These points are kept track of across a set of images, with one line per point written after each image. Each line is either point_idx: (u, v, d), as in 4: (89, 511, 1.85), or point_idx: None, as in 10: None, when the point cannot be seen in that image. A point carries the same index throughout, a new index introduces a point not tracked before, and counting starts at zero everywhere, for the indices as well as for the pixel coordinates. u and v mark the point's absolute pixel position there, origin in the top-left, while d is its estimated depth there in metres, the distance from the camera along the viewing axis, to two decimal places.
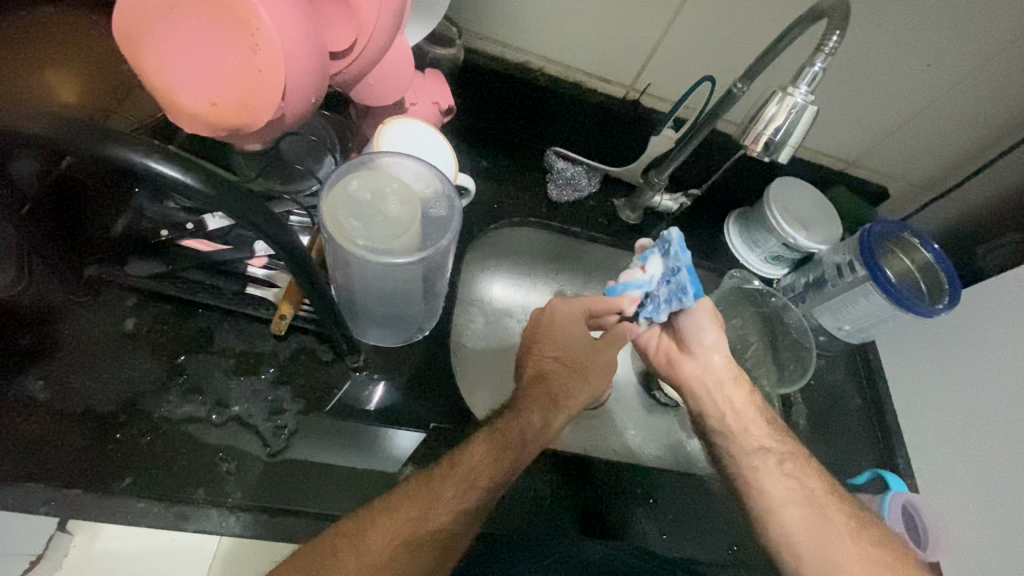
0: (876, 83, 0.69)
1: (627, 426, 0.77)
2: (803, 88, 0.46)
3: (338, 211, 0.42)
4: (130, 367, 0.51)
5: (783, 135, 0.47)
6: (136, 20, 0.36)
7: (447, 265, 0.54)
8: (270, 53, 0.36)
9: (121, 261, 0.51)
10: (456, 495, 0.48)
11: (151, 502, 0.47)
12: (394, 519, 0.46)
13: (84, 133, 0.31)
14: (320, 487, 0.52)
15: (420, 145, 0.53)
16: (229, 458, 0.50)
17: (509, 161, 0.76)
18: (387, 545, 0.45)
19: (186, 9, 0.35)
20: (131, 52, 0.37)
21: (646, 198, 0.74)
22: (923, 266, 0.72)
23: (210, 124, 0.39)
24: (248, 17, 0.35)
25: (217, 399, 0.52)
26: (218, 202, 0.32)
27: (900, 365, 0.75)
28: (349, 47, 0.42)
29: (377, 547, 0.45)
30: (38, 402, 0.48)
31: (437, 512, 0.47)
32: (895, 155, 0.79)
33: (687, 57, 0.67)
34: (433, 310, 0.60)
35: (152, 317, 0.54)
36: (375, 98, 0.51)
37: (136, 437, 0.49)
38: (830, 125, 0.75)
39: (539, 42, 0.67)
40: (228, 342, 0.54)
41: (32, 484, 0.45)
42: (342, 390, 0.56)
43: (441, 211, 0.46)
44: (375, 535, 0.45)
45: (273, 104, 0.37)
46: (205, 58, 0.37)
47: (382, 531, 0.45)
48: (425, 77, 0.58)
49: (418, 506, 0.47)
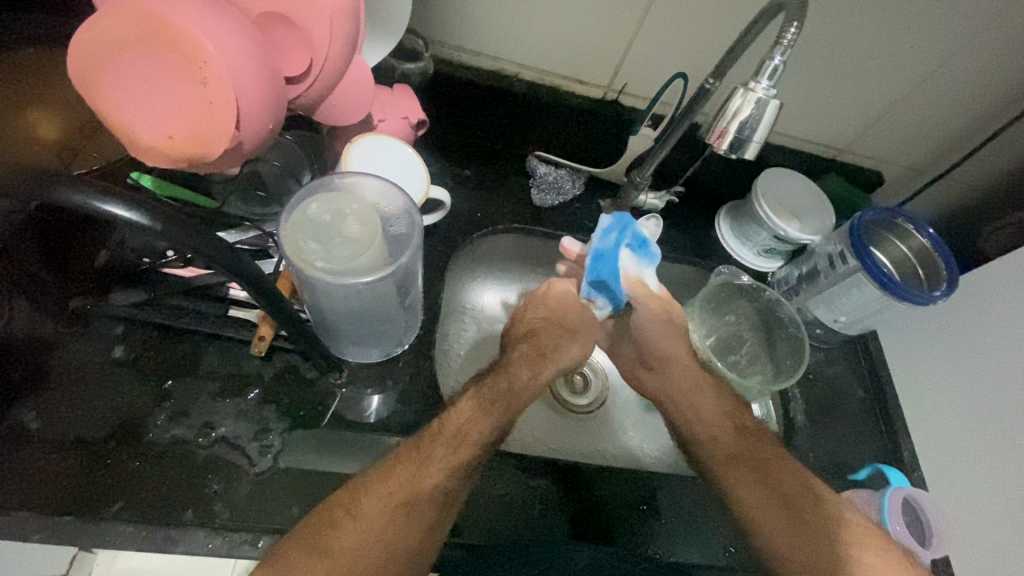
0: (858, 69, 0.67)
1: (629, 429, 0.79)
2: (764, 82, 0.46)
3: (297, 234, 0.42)
4: (120, 395, 0.53)
5: (748, 130, 0.47)
6: (88, 61, 0.37)
7: (416, 279, 0.54)
8: (218, 83, 0.36)
9: (104, 293, 0.53)
10: (447, 454, 0.48)
11: (139, 526, 0.48)
12: None
13: (28, 180, 0.32)
14: (300, 504, 0.51)
15: (387, 163, 0.54)
16: (218, 478, 0.51)
17: (490, 168, 0.76)
18: (385, 513, 0.45)
19: (135, 48, 0.36)
20: (89, 95, 0.38)
21: (629, 198, 0.73)
22: (919, 252, 0.70)
23: (169, 157, 0.39)
24: (196, 51, 0.36)
25: (203, 422, 0.53)
26: (166, 235, 0.33)
27: (900, 356, 0.73)
28: (305, 71, 0.43)
29: None
30: (32, 432, 0.49)
31: (436, 479, 0.47)
32: (887, 141, 0.77)
33: (659, 54, 0.66)
34: (412, 323, 0.61)
35: (139, 343, 0.55)
36: (339, 119, 0.51)
37: (127, 461, 0.50)
38: (813, 114, 0.73)
39: (510, 49, 0.67)
40: (213, 365, 0.56)
41: (25, 513, 0.46)
42: (331, 406, 0.57)
43: (402, 229, 0.46)
44: None
45: (227, 133, 0.38)
46: (158, 93, 0.38)
47: (375, 498, 0.45)
48: (392, 92, 0.58)
49: (407, 480, 0.47)
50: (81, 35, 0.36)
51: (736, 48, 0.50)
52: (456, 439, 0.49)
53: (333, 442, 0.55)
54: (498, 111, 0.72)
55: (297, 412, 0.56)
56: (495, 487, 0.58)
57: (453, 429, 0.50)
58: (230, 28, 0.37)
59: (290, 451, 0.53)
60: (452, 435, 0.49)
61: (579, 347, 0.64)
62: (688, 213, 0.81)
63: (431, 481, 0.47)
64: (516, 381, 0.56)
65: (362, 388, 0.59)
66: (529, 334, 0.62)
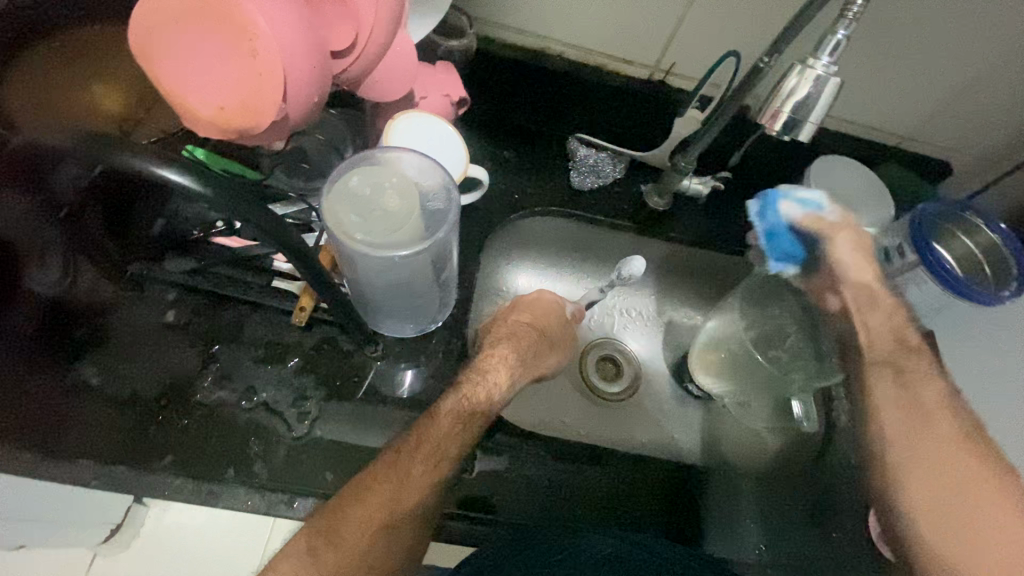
0: (928, 49, 0.63)
1: (660, 422, 0.78)
2: (824, 59, 0.43)
3: (338, 206, 0.43)
4: (172, 357, 0.56)
5: (803, 111, 0.44)
6: (148, 31, 0.38)
7: (450, 255, 0.54)
8: (268, 56, 0.37)
9: (157, 261, 0.57)
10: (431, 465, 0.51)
11: (185, 480, 0.51)
12: (383, 498, 0.49)
13: (92, 146, 0.33)
14: (334, 470, 0.53)
15: (428, 140, 0.54)
16: (258, 441, 0.53)
17: (530, 150, 0.75)
18: None
19: (191, 20, 0.37)
20: (147, 65, 0.39)
21: (672, 182, 0.71)
22: (987, 249, 0.65)
23: (220, 128, 0.41)
24: (246, 23, 0.36)
25: (247, 387, 0.55)
26: (219, 203, 0.34)
27: (961, 361, 0.68)
28: (351, 45, 0.43)
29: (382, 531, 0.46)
30: (92, 386, 0.53)
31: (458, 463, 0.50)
32: (959, 128, 0.71)
33: (710, 32, 0.64)
34: (445, 301, 0.62)
35: (190, 308, 0.58)
36: (382, 96, 0.51)
37: (177, 418, 0.53)
38: (875, 97, 0.69)
39: (553, 26, 0.66)
40: (257, 332, 0.58)
41: (83, 460, 0.49)
42: (366, 378, 0.58)
43: (438, 205, 0.46)
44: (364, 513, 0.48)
45: (275, 105, 0.39)
46: (211, 64, 0.39)
47: None
48: (435, 68, 0.58)
49: None
50: (143, 7, 0.38)
51: (795, 23, 0.48)
52: (431, 452, 0.52)
53: (365, 414, 0.57)
54: (540, 90, 0.71)
55: (333, 382, 0.58)
56: (523, 468, 0.59)
57: (431, 443, 0.52)
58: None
59: (326, 420, 0.55)
60: (430, 450, 0.52)
61: (557, 356, 0.71)
62: (734, 199, 0.78)
63: (410, 501, 0.50)
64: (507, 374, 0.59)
65: (397, 363, 0.60)
66: (512, 335, 0.66)
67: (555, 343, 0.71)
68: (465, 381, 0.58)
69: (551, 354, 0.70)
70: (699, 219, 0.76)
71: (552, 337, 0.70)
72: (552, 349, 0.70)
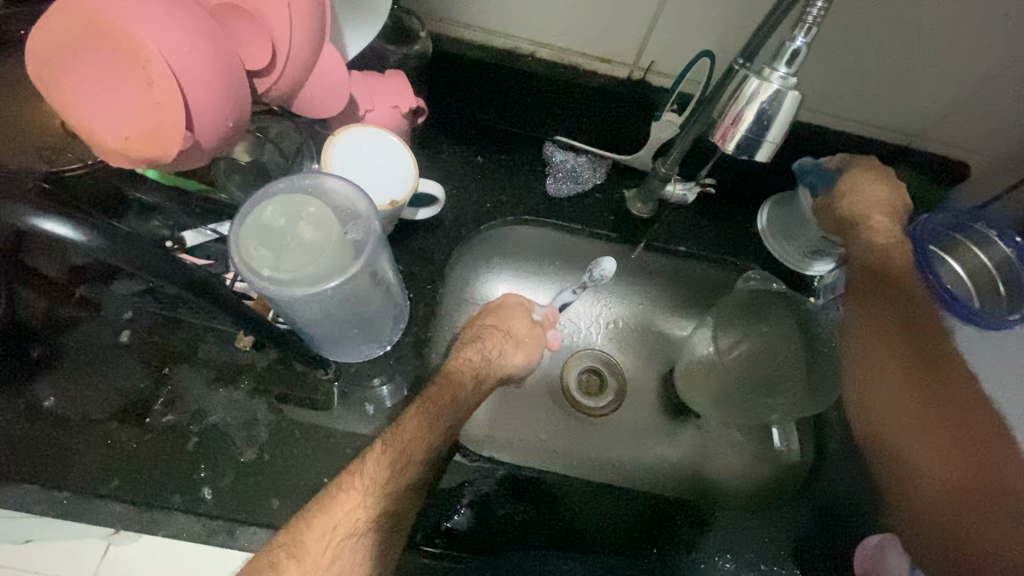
0: (934, 41, 0.55)
1: (642, 441, 0.74)
2: (781, 70, 0.40)
3: (249, 239, 0.41)
4: (123, 377, 0.55)
5: (760, 127, 0.41)
6: (46, 59, 0.37)
7: (387, 276, 0.53)
8: (163, 84, 0.35)
9: (108, 281, 0.58)
10: (392, 473, 0.48)
11: (129, 506, 0.50)
12: (340, 514, 0.45)
13: None
14: (280, 496, 0.52)
15: (373, 156, 0.52)
16: (204, 466, 0.52)
17: (503, 155, 0.72)
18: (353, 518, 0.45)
19: (86, 47, 0.36)
20: (49, 94, 0.38)
21: (653, 187, 0.67)
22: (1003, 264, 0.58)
23: (128, 157, 0.39)
24: (138, 50, 0.35)
25: (196, 410, 0.55)
26: (106, 250, 0.32)
27: None
28: (269, 64, 0.41)
29: (315, 551, 0.43)
30: (43, 407, 0.53)
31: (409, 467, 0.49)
32: (976, 126, 0.63)
33: (685, 28, 0.59)
34: (397, 322, 0.60)
35: (144, 327, 0.57)
36: (317, 113, 0.48)
37: (125, 441, 0.53)
38: (878, 94, 0.62)
39: (518, 26, 0.62)
40: (210, 353, 0.57)
41: (29, 485, 0.50)
42: (319, 400, 0.57)
43: (358, 234, 0.44)
44: (311, 533, 0.43)
45: (178, 134, 0.37)
46: (112, 92, 0.37)
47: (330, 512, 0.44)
48: (384, 78, 0.55)
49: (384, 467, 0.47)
50: (38, 35, 0.36)
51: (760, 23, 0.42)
52: (396, 456, 0.48)
53: (316, 439, 0.55)
54: (509, 93, 0.67)
55: (284, 404, 0.56)
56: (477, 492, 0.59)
57: (396, 447, 0.49)
58: (176, 22, 0.35)
59: (276, 445, 0.54)
60: (394, 455, 0.49)
61: (523, 355, 0.65)
62: (724, 206, 0.72)
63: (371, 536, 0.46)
64: (462, 393, 0.56)
65: (355, 384, 0.59)
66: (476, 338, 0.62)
67: (522, 343, 0.64)
68: (427, 397, 0.54)
69: (516, 353, 0.64)
70: (685, 227, 0.71)
71: (516, 335, 0.64)
72: (516, 348, 0.64)
